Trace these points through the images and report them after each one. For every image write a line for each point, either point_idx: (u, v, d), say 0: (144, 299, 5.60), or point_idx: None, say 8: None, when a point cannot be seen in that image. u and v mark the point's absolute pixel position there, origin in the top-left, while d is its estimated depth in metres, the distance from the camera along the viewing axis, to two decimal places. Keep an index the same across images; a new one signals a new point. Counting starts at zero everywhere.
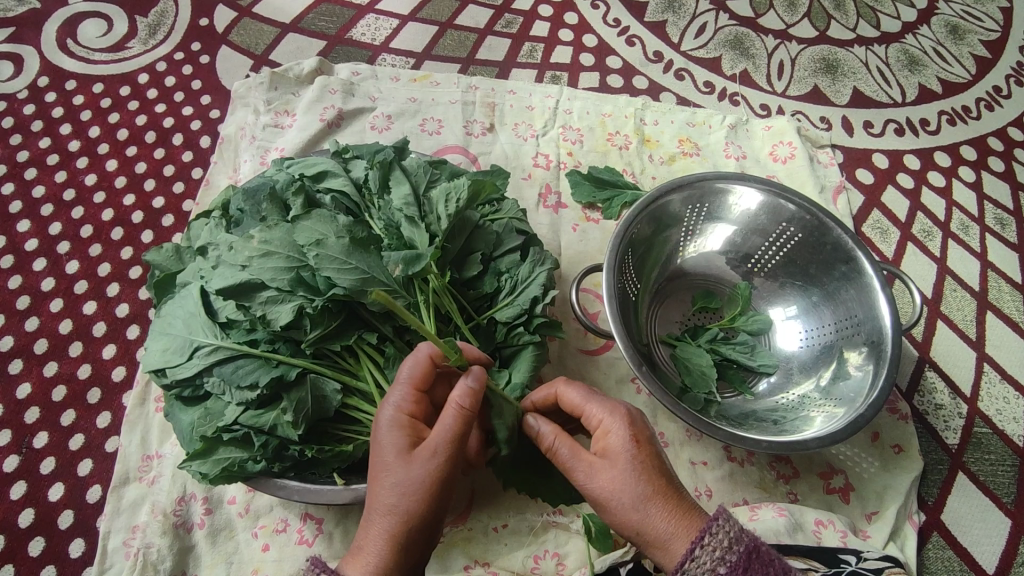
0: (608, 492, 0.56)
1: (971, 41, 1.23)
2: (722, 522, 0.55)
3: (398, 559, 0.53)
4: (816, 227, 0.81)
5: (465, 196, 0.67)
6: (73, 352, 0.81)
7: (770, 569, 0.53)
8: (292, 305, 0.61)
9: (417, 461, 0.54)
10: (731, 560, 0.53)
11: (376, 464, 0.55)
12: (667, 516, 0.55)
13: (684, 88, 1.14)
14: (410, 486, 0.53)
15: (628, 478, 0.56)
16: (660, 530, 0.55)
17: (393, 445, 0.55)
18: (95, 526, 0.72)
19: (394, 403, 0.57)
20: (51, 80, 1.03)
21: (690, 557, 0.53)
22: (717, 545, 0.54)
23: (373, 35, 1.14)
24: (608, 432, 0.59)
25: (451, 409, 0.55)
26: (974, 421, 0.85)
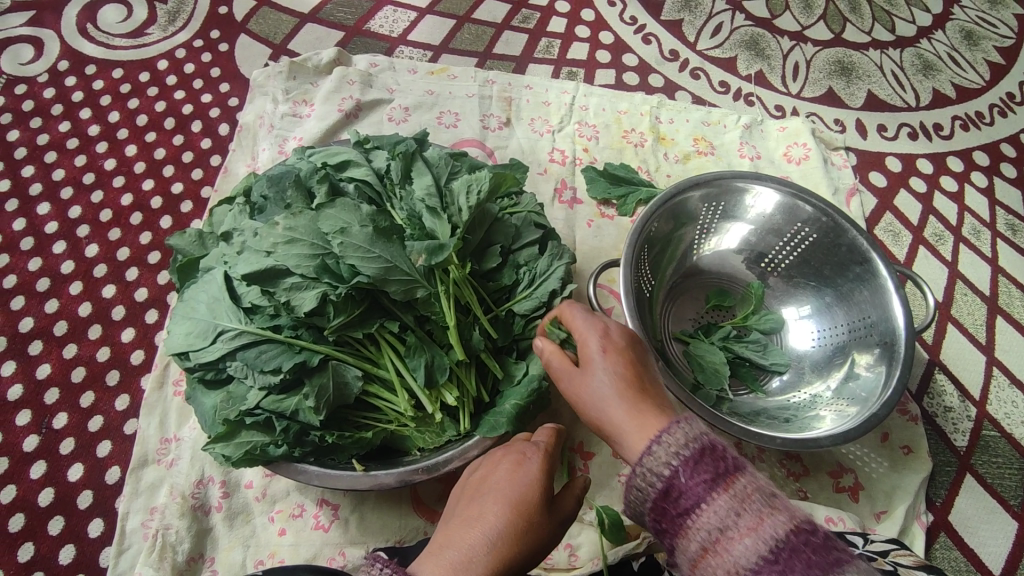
0: (582, 393, 0.58)
1: (985, 47, 1.24)
2: (682, 422, 0.51)
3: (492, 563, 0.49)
4: (832, 228, 0.81)
5: (486, 188, 0.68)
6: (92, 335, 0.82)
7: (725, 463, 0.48)
8: (316, 291, 0.62)
9: (549, 520, 0.53)
10: (683, 455, 0.49)
11: (516, 491, 0.53)
12: (625, 412, 0.55)
13: (700, 87, 1.15)
14: (540, 531, 0.52)
15: (597, 378, 0.57)
16: (619, 425, 0.55)
17: (543, 487, 0.54)
18: (114, 507, 0.73)
19: (545, 455, 0.57)
20: (71, 64, 1.04)
21: (645, 453, 0.51)
22: (675, 442, 0.50)
23: (392, 27, 1.15)
24: (589, 335, 0.60)
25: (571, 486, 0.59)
26: (982, 424, 0.86)
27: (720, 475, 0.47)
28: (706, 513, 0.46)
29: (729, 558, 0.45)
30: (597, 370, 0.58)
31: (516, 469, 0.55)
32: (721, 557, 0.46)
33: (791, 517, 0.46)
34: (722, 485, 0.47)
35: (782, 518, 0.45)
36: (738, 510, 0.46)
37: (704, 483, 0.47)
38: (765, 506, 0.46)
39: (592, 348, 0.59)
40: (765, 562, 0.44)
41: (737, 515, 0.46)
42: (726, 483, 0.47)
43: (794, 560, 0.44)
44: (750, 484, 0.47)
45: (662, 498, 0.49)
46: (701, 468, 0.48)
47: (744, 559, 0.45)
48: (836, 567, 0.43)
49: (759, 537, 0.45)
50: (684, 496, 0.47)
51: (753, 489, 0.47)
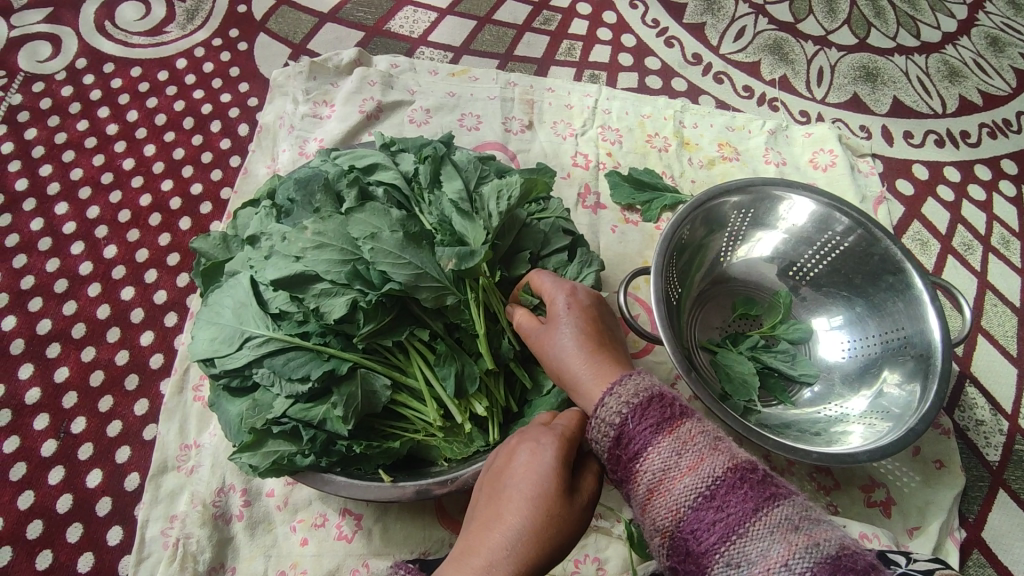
0: (546, 345, 0.62)
1: (1011, 54, 1.22)
2: (635, 375, 0.53)
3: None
4: (865, 237, 0.80)
5: (517, 193, 0.67)
6: (110, 338, 0.81)
7: (670, 410, 0.50)
8: (346, 298, 0.61)
9: (575, 513, 0.50)
10: (634, 403, 0.51)
11: (535, 491, 0.50)
12: (583, 364, 0.59)
13: (723, 92, 1.13)
14: (565, 528, 0.49)
15: (561, 333, 0.61)
16: (576, 375, 0.59)
17: (564, 481, 0.50)
18: (133, 514, 0.71)
19: (565, 442, 0.53)
20: (89, 62, 1.02)
21: (599, 404, 0.53)
22: (625, 393, 0.52)
23: (412, 27, 1.13)
24: (555, 292, 0.63)
25: (595, 466, 0.55)
26: (1015, 438, 0.84)
27: (667, 420, 0.50)
28: (652, 456, 0.49)
29: (672, 497, 0.47)
30: (562, 325, 0.61)
31: (532, 463, 0.51)
32: (666, 497, 0.48)
33: (730, 456, 0.48)
34: (668, 429, 0.49)
35: (720, 458, 0.47)
36: (680, 451, 0.48)
37: (652, 427, 0.50)
38: (707, 447, 0.48)
39: (558, 305, 0.62)
40: (703, 499, 0.46)
41: (679, 456, 0.48)
42: (671, 427, 0.50)
43: (733, 496, 0.46)
44: (692, 429, 0.49)
45: (615, 445, 0.51)
46: (649, 413, 0.50)
47: (686, 498, 0.47)
48: (770, 500, 0.45)
49: (699, 475, 0.47)
50: (633, 440, 0.50)
51: (697, 433, 0.49)
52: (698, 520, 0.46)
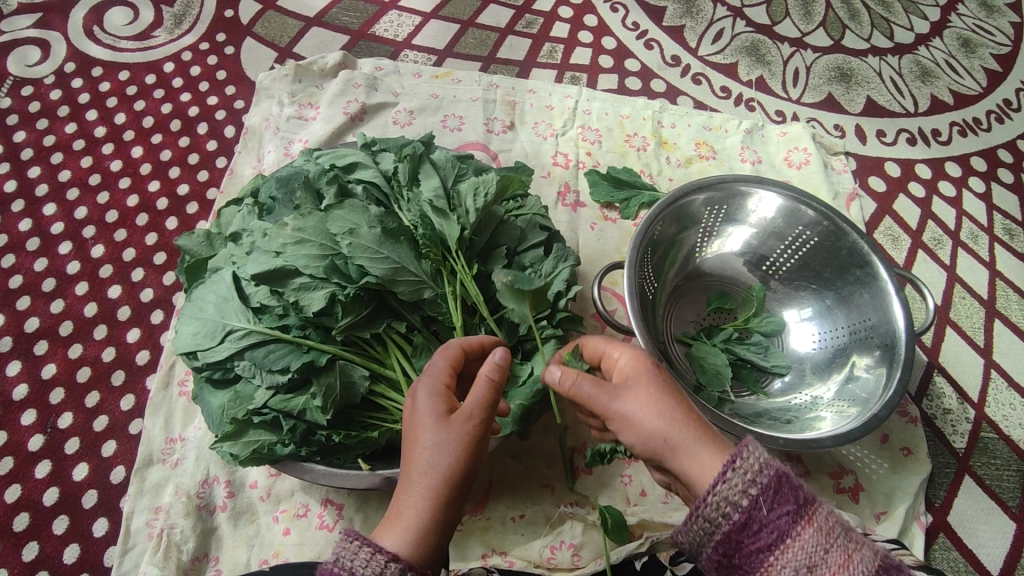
0: (639, 412, 0.56)
1: (982, 55, 1.25)
2: (751, 446, 0.53)
3: (435, 515, 0.55)
4: (833, 231, 0.82)
5: (493, 190, 0.69)
6: (97, 335, 0.82)
7: (800, 494, 0.52)
8: (324, 291, 0.62)
9: (454, 430, 0.56)
10: (760, 484, 0.52)
11: (416, 428, 0.57)
12: (692, 430, 0.56)
13: (701, 93, 1.16)
14: (449, 446, 0.55)
15: (650, 398, 0.56)
16: (687, 445, 0.55)
17: (434, 411, 0.56)
18: (118, 506, 0.73)
19: (432, 376, 0.59)
20: (78, 66, 1.04)
21: (719, 480, 0.53)
22: (748, 468, 0.52)
23: (396, 31, 1.16)
24: (637, 355, 0.60)
25: (483, 380, 0.56)
26: (980, 426, 0.87)
27: (801, 507, 0.51)
28: (789, 543, 0.51)
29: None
30: (653, 386, 0.57)
31: (412, 406, 0.58)
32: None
33: (874, 551, 0.51)
34: (804, 517, 0.51)
35: (865, 553, 0.50)
36: (825, 546, 0.50)
37: (783, 512, 0.51)
38: (846, 538, 0.51)
39: (643, 368, 0.59)
40: None
41: (825, 550, 0.50)
42: (807, 515, 0.51)
43: None
44: (826, 514, 0.52)
45: (738, 529, 0.52)
46: (780, 499, 0.52)
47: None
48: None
49: (850, 572, 0.49)
50: (764, 528, 0.52)
51: (834, 524, 0.51)
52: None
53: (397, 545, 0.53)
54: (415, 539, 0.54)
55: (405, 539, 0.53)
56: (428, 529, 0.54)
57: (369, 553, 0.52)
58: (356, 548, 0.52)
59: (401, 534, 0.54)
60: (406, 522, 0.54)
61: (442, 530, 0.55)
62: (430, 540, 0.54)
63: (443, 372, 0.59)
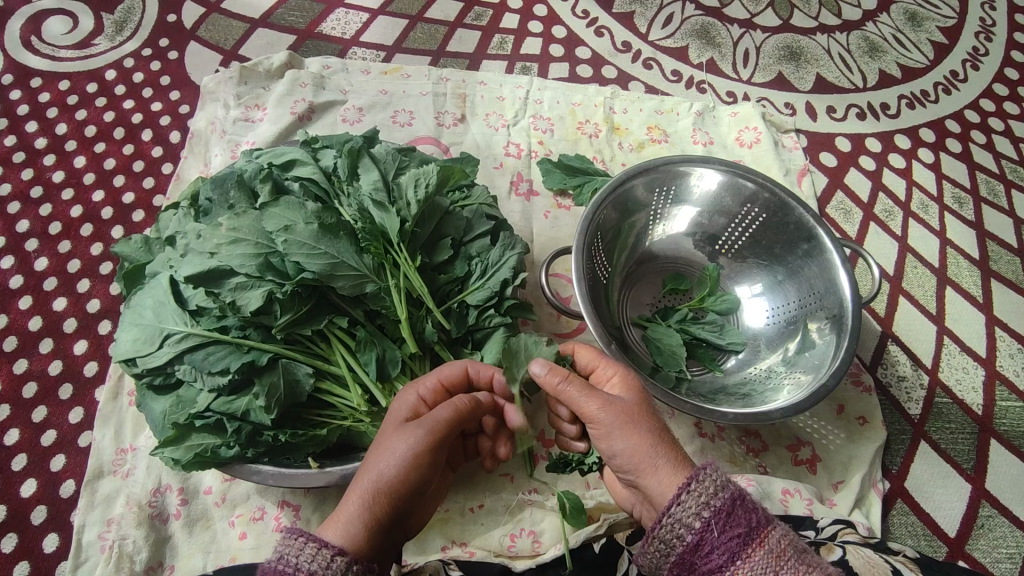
0: (623, 424, 0.58)
1: (929, 27, 1.27)
2: (710, 470, 0.54)
3: (366, 515, 0.53)
4: (778, 206, 0.83)
5: (434, 181, 0.68)
6: (43, 349, 0.81)
7: (753, 517, 0.52)
8: (261, 290, 0.62)
9: (404, 433, 0.56)
10: (714, 506, 0.52)
11: (379, 434, 0.59)
12: (671, 451, 0.57)
13: (652, 77, 1.16)
14: (394, 448, 0.55)
15: (632, 412, 0.59)
16: (664, 461, 0.56)
17: (395, 418, 0.59)
18: (69, 520, 0.71)
19: (411, 390, 0.62)
20: (16, 78, 1.02)
21: (675, 502, 0.53)
22: (704, 491, 0.53)
23: (344, 29, 1.15)
24: (628, 375, 0.63)
25: (452, 401, 0.59)
26: (935, 392, 0.88)
27: (753, 529, 0.51)
28: (739, 564, 0.50)
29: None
30: (639, 406, 0.60)
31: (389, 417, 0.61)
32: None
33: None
34: (756, 539, 0.50)
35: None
36: (774, 569, 0.49)
37: (736, 533, 0.51)
38: (797, 560, 0.50)
39: (634, 386, 0.62)
40: None
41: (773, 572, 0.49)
42: (759, 538, 0.51)
43: None
44: (779, 536, 0.51)
45: (691, 551, 0.52)
46: (733, 521, 0.51)
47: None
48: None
49: None
50: (716, 549, 0.51)
51: (786, 546, 0.51)
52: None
53: (324, 532, 0.53)
54: (345, 531, 0.52)
55: (332, 528, 0.53)
56: (357, 530, 0.53)
57: (315, 548, 0.50)
58: (301, 545, 0.50)
59: (334, 529, 0.53)
60: (339, 514, 0.54)
61: (371, 535, 0.53)
62: (355, 532, 0.52)
63: (422, 387, 0.62)
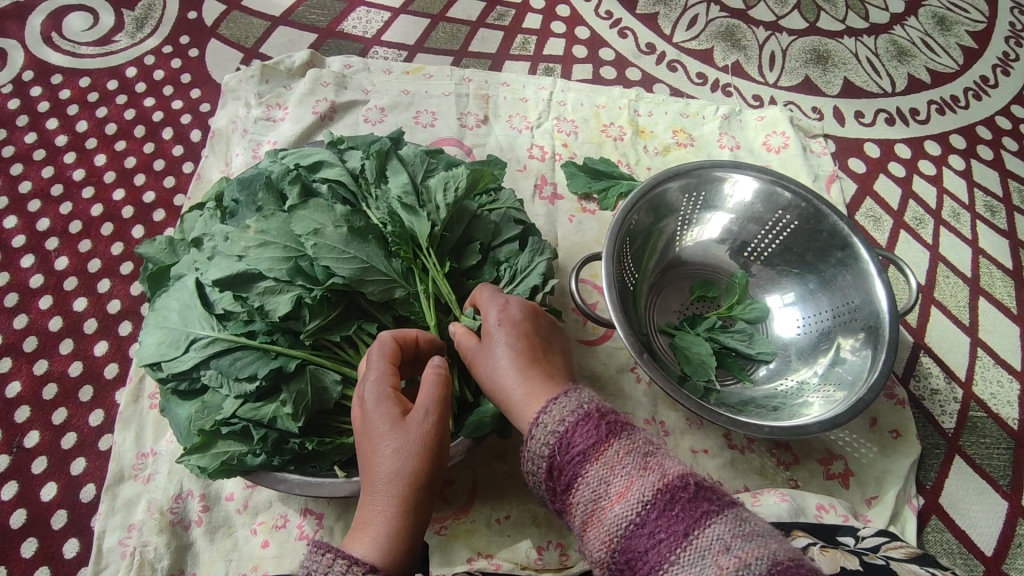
0: (484, 368, 0.60)
1: (958, 32, 1.24)
2: (563, 397, 0.53)
3: (407, 523, 0.52)
4: (813, 214, 0.81)
5: (463, 185, 0.67)
6: (63, 350, 0.80)
7: (592, 433, 0.50)
8: (290, 294, 0.60)
9: (410, 430, 0.53)
10: (559, 429, 0.52)
11: (370, 436, 0.53)
12: (521, 384, 0.58)
13: (677, 80, 1.14)
14: (408, 446, 0.52)
15: (498, 356, 0.59)
16: (515, 399, 0.57)
17: (385, 414, 0.53)
18: (90, 525, 0.70)
19: (376, 377, 0.55)
20: (36, 74, 1.01)
21: (529, 434, 0.53)
22: (551, 419, 0.52)
23: (365, 28, 1.13)
24: (506, 312, 0.61)
25: (431, 378, 0.56)
26: (969, 405, 0.86)
27: (591, 446, 0.50)
28: (581, 481, 0.49)
29: (605, 529, 0.48)
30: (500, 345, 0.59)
31: (359, 411, 0.55)
32: (598, 528, 0.48)
33: (659, 476, 0.47)
34: (593, 455, 0.49)
35: (650, 479, 0.47)
36: (607, 478, 0.48)
37: (575, 452, 0.50)
38: (634, 468, 0.48)
39: (495, 324, 0.61)
40: (636, 527, 0.46)
41: (606, 483, 0.48)
42: (595, 453, 0.49)
43: (660, 523, 0.45)
44: (617, 447, 0.49)
45: (549, 478, 0.52)
46: (574, 440, 0.50)
47: (617, 527, 0.47)
48: (700, 519, 0.44)
49: (630, 503, 0.47)
50: (564, 470, 0.50)
51: (623, 455, 0.49)
52: (631, 548, 0.46)
53: (365, 556, 0.49)
54: (388, 547, 0.50)
55: (376, 549, 0.50)
56: (403, 540, 0.51)
57: (345, 564, 0.48)
58: (328, 561, 0.47)
59: (376, 548, 0.50)
60: (375, 534, 0.51)
61: (416, 537, 0.52)
62: (403, 546, 0.51)
63: (388, 372, 0.56)
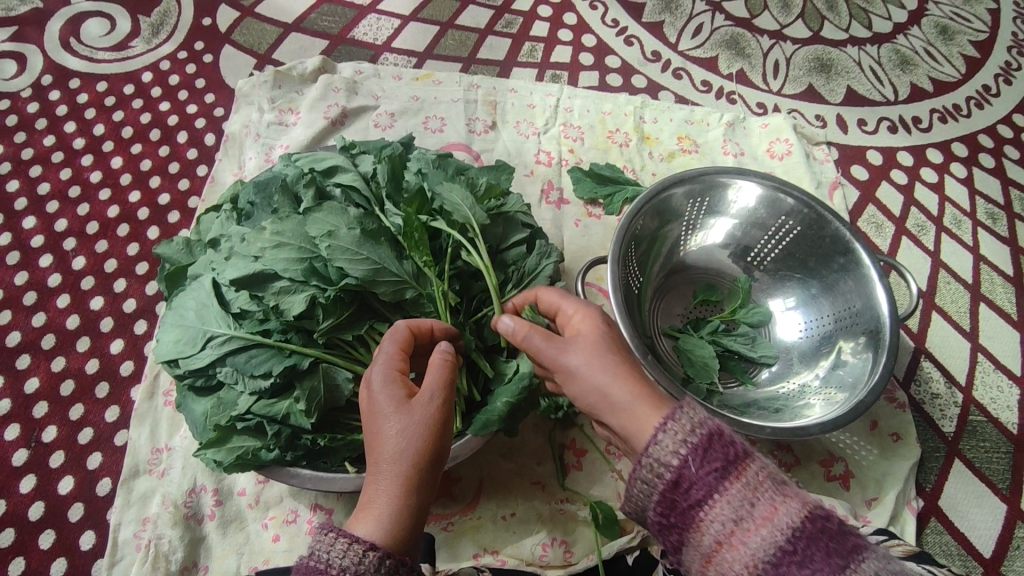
0: (584, 369, 0.58)
1: (960, 41, 1.26)
2: (686, 407, 0.53)
3: (410, 504, 0.53)
4: (815, 219, 0.82)
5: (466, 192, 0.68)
6: (81, 347, 0.82)
7: (731, 451, 0.51)
8: (304, 294, 0.62)
9: (413, 412, 0.54)
10: (691, 442, 0.51)
11: (375, 418, 0.55)
12: (633, 388, 0.57)
13: (682, 87, 1.16)
14: (411, 428, 0.54)
15: (601, 357, 0.58)
16: (625, 402, 0.57)
17: (390, 397, 0.55)
18: (105, 518, 0.72)
19: (383, 363, 0.57)
20: (55, 79, 1.04)
21: (653, 441, 0.52)
22: (679, 428, 0.52)
23: (375, 34, 1.16)
24: (592, 316, 0.61)
25: (437, 363, 0.57)
26: (969, 409, 0.87)
27: (730, 464, 0.50)
28: (718, 498, 0.49)
29: (745, 550, 0.48)
30: (604, 347, 0.59)
31: (367, 394, 0.57)
32: (738, 549, 0.48)
33: (803, 503, 0.49)
34: (733, 473, 0.50)
35: (794, 506, 0.48)
36: (752, 500, 0.49)
37: (713, 468, 0.50)
38: (777, 493, 0.49)
39: (594, 325, 0.60)
40: (783, 553, 0.47)
41: (750, 504, 0.49)
42: (736, 472, 0.50)
43: (813, 549, 0.47)
44: (758, 468, 0.50)
45: (671, 489, 0.51)
46: (710, 456, 0.50)
47: (762, 550, 0.47)
48: (856, 554, 0.47)
49: (776, 526, 0.48)
50: (696, 485, 0.50)
51: (764, 478, 0.50)
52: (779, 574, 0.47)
53: (367, 535, 0.51)
54: (389, 527, 0.51)
55: (377, 529, 0.51)
56: (405, 521, 0.52)
57: (346, 543, 0.49)
58: (332, 540, 0.49)
59: (377, 528, 0.51)
60: (377, 514, 0.52)
61: (418, 519, 0.53)
62: (405, 526, 0.52)
63: (395, 357, 0.58)
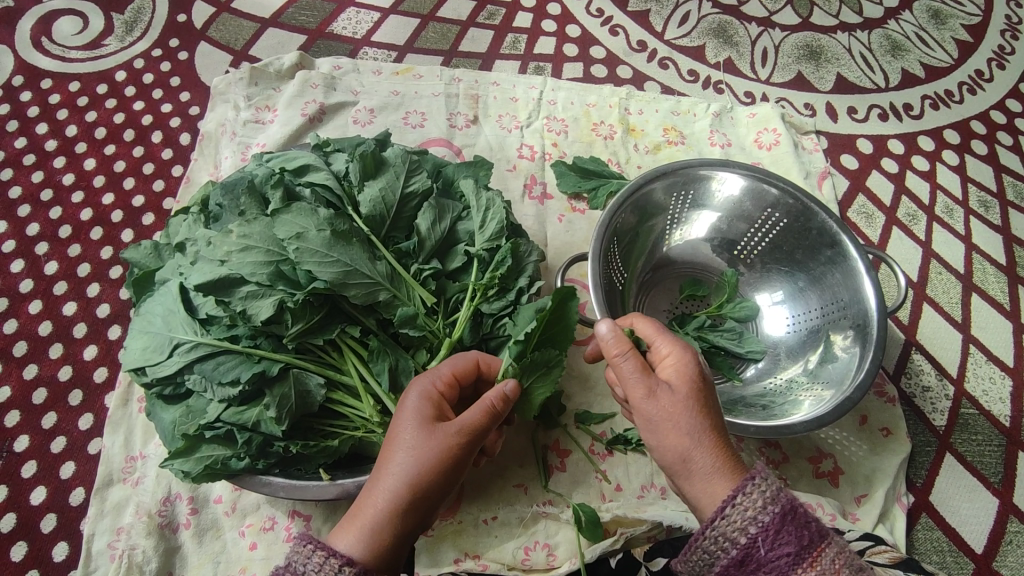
0: (661, 419, 0.55)
1: (953, 25, 1.23)
2: (758, 481, 0.52)
3: (393, 528, 0.53)
4: (801, 211, 0.80)
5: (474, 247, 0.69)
6: (53, 354, 0.80)
7: (805, 534, 0.50)
8: (272, 299, 0.61)
9: (434, 440, 0.54)
10: (762, 521, 0.51)
11: (395, 439, 0.55)
12: (713, 456, 0.55)
13: (668, 77, 1.14)
14: (423, 457, 0.54)
15: (684, 414, 0.55)
16: (701, 471, 0.55)
17: (418, 418, 0.55)
18: (78, 529, 0.71)
19: (427, 381, 0.58)
20: (26, 79, 1.02)
21: (720, 514, 0.52)
22: (750, 504, 0.51)
23: (355, 28, 1.13)
24: (682, 360, 0.57)
25: (483, 404, 0.56)
26: (960, 402, 0.85)
27: (804, 548, 0.50)
28: None
29: None
30: (689, 400, 0.56)
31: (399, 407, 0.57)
32: None
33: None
34: (807, 559, 0.50)
35: None
36: None
37: (787, 549, 0.50)
38: None
39: (683, 374, 0.57)
40: None
41: None
42: (811, 557, 0.50)
43: None
44: (831, 555, 0.50)
45: (736, 565, 0.51)
46: (782, 538, 0.50)
47: None
48: None
49: None
50: (763, 566, 0.50)
51: (840, 567, 0.50)
52: None
53: (347, 547, 0.52)
54: (367, 544, 0.52)
55: (357, 543, 0.52)
56: (384, 542, 0.53)
57: (323, 557, 0.50)
58: (309, 552, 0.51)
59: (359, 542, 0.52)
60: (361, 528, 0.53)
61: (396, 546, 0.54)
62: (382, 546, 0.53)
63: (440, 381, 0.58)
